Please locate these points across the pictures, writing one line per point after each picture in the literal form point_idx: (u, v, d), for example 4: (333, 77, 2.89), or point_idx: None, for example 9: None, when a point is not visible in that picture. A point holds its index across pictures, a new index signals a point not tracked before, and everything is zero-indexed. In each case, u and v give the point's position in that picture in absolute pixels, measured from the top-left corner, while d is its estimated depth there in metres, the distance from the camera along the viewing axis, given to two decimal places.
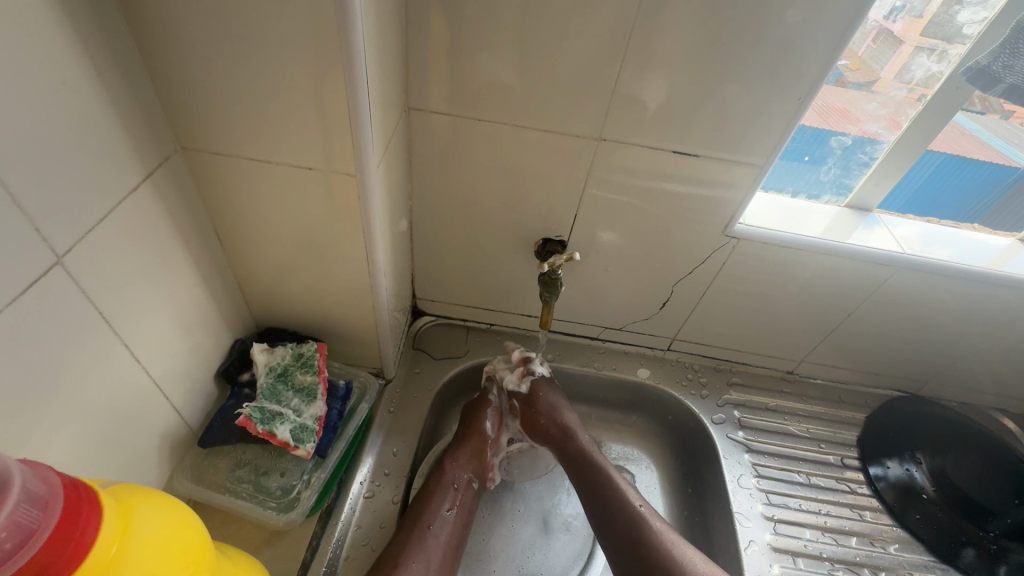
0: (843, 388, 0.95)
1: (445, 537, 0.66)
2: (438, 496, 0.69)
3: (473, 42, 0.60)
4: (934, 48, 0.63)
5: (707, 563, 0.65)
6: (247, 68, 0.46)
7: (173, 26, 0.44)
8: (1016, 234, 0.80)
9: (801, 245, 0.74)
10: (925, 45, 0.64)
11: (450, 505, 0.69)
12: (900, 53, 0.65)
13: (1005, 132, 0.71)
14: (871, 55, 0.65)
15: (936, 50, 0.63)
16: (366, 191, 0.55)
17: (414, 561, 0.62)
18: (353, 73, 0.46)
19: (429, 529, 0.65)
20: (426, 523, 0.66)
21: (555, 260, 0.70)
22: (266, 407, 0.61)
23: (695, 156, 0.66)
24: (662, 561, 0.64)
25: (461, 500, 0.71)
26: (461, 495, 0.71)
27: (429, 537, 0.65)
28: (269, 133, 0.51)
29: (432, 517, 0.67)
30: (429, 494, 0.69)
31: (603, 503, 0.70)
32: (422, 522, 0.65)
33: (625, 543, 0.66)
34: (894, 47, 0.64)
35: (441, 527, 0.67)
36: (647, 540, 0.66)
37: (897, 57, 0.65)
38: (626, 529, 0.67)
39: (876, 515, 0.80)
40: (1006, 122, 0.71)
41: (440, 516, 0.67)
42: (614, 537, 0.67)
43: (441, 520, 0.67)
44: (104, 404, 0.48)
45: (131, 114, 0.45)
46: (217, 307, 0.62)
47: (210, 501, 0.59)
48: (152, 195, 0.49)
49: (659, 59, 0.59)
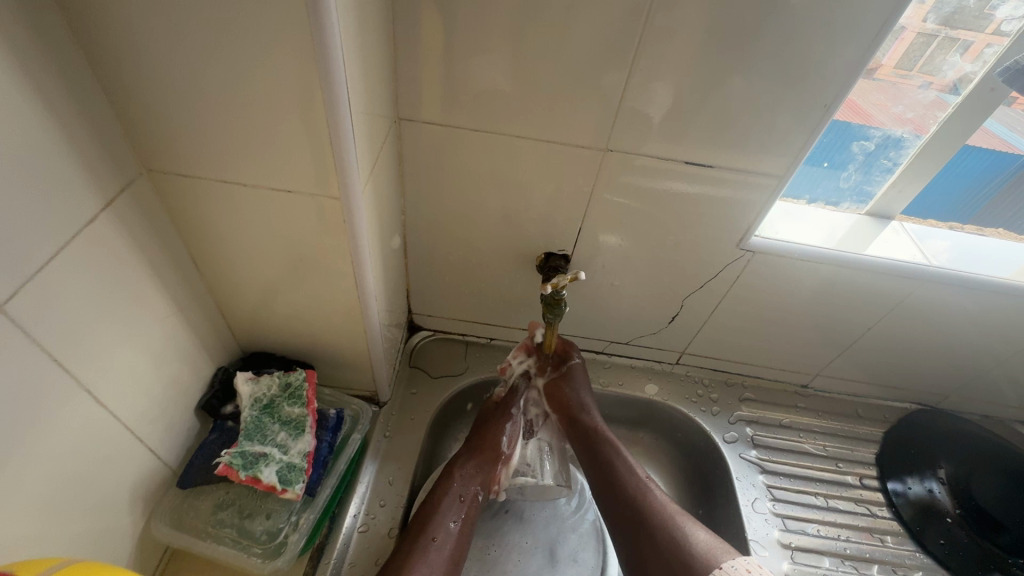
0: (861, 402, 0.91)
1: (448, 550, 0.63)
2: (444, 507, 0.66)
3: (465, 48, 0.55)
4: (935, 33, 0.58)
5: (714, 536, 0.62)
6: (215, 88, 0.42)
7: (130, 43, 0.39)
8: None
9: (821, 259, 0.70)
10: (927, 31, 0.58)
11: (456, 516, 0.66)
12: (901, 39, 0.58)
13: (1008, 119, 0.64)
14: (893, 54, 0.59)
15: (937, 36, 0.58)
16: (352, 214, 0.50)
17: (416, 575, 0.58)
18: (333, 92, 0.41)
19: (433, 542, 0.62)
20: (430, 535, 0.63)
21: (558, 281, 0.66)
22: (248, 450, 0.58)
23: (709, 166, 0.62)
24: (666, 532, 0.62)
25: (467, 512, 0.68)
26: (468, 507, 0.68)
27: (432, 549, 0.61)
28: (241, 153, 0.46)
29: (437, 528, 0.64)
30: (434, 505, 0.66)
31: (609, 478, 0.69)
32: (426, 533, 0.62)
33: (629, 517, 0.65)
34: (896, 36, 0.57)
35: (444, 539, 0.63)
36: (653, 512, 0.64)
37: (900, 44, 0.58)
38: (629, 503, 0.66)
39: (898, 540, 0.77)
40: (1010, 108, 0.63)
41: (444, 528, 0.64)
42: (616, 510, 0.66)
43: (445, 533, 0.64)
44: (64, 454, 0.44)
45: (85, 141, 0.41)
46: (194, 336, 0.58)
47: (192, 547, 0.57)
48: (114, 227, 0.45)
49: (667, 67, 0.54)
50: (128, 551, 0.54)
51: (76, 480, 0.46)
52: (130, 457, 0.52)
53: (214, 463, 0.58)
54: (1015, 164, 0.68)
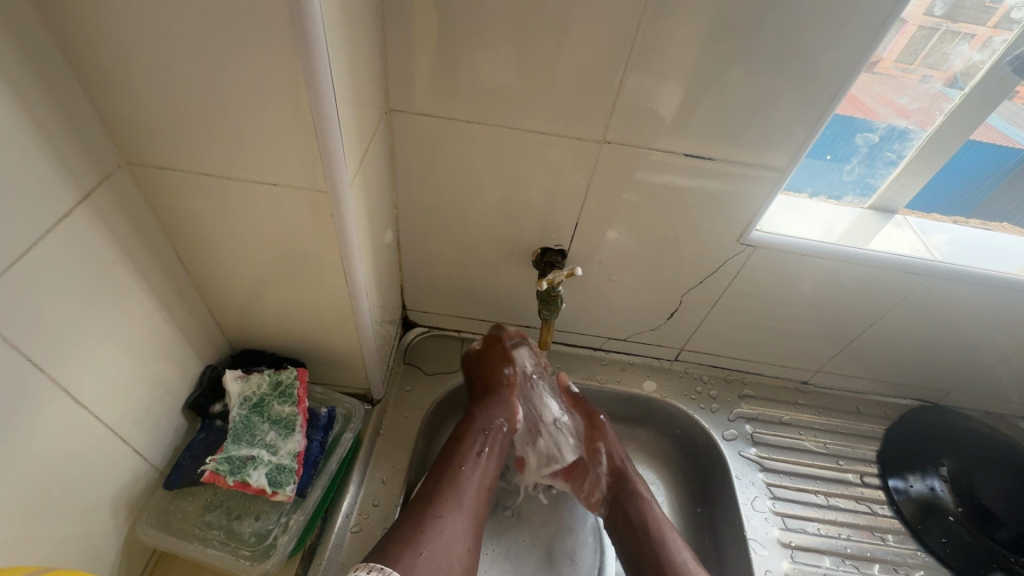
0: (862, 398, 0.90)
1: (478, 479, 0.64)
2: (470, 440, 0.67)
3: (457, 35, 0.53)
4: (937, 26, 0.56)
5: None
6: (195, 79, 0.40)
7: (104, 33, 0.38)
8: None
9: (824, 254, 0.68)
10: (927, 24, 0.56)
11: (483, 448, 0.67)
12: (903, 33, 0.56)
13: (1009, 113, 0.62)
14: (901, 52, 0.58)
15: (938, 29, 0.56)
16: (340, 209, 0.49)
17: (448, 501, 0.60)
18: (317, 84, 0.40)
19: (461, 473, 0.64)
20: (457, 466, 0.65)
21: (554, 277, 0.65)
22: (235, 454, 0.57)
23: (710, 159, 0.61)
24: None
25: (494, 443, 0.68)
26: (493, 438, 0.69)
27: (462, 479, 0.63)
28: (223, 145, 0.45)
29: (465, 459, 0.65)
30: (460, 440, 0.68)
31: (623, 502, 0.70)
32: (453, 465, 0.64)
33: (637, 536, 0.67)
34: (897, 30, 0.55)
35: (473, 470, 0.65)
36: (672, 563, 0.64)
37: (900, 39, 0.56)
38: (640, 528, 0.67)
39: (899, 538, 0.76)
40: (1011, 103, 0.61)
41: (471, 459, 0.66)
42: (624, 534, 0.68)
43: (478, 466, 0.65)
44: (42, 456, 0.43)
45: (59, 134, 0.40)
46: (178, 334, 0.57)
47: (179, 550, 0.56)
48: (92, 224, 0.44)
49: (664, 60, 0.53)
50: (113, 553, 0.53)
51: (56, 484, 0.45)
52: (114, 459, 0.51)
53: (201, 471, 0.57)
54: (1020, 155, 0.66)
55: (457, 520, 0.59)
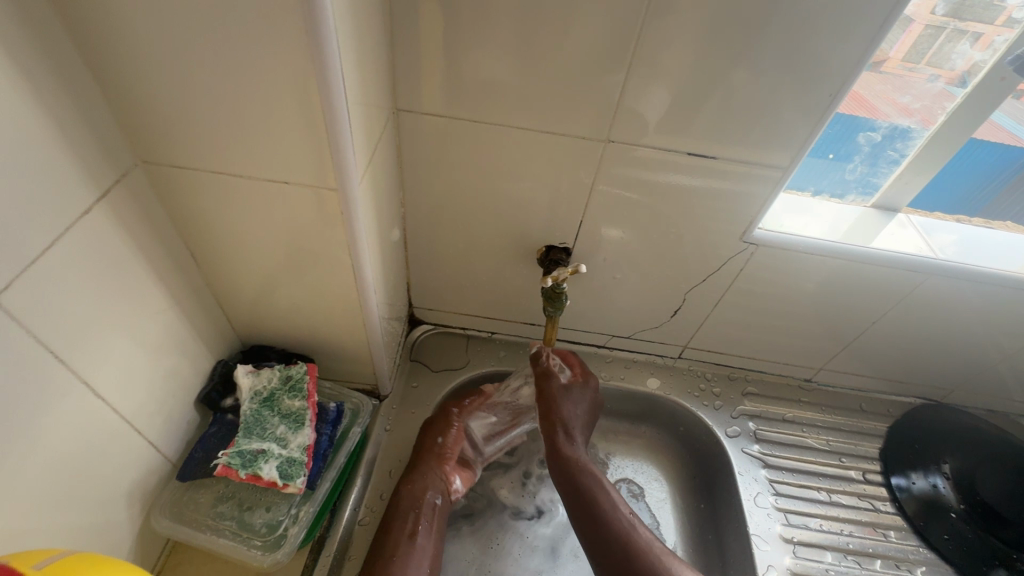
0: (865, 396, 0.90)
1: (415, 566, 0.61)
2: (399, 521, 0.63)
3: (463, 36, 0.54)
4: (944, 25, 0.57)
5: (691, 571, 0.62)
6: (209, 80, 0.42)
7: (123, 36, 0.39)
8: None
9: (826, 252, 0.69)
10: (934, 24, 0.56)
11: (415, 528, 0.63)
12: (909, 32, 0.57)
13: (1016, 112, 0.63)
14: (906, 50, 0.58)
15: (946, 28, 0.57)
16: (349, 207, 0.50)
17: None
18: (329, 86, 0.41)
19: (397, 559, 0.60)
20: (391, 553, 0.60)
21: (559, 274, 0.66)
22: (246, 448, 0.59)
23: (713, 158, 0.61)
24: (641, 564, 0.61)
25: (428, 521, 0.65)
26: (427, 516, 0.65)
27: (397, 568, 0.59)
28: (235, 145, 0.46)
29: (398, 544, 0.61)
30: (387, 521, 0.63)
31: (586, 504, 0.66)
32: (385, 553, 0.60)
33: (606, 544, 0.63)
34: (905, 27, 0.56)
35: (410, 555, 0.61)
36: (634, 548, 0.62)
37: (907, 38, 0.57)
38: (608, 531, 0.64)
39: (901, 535, 0.76)
40: (1017, 101, 0.62)
41: (406, 543, 0.62)
42: (589, 535, 0.65)
43: (415, 550, 0.62)
44: (61, 446, 0.44)
45: (79, 134, 0.41)
46: (191, 329, 0.58)
47: (192, 540, 0.57)
48: (110, 221, 0.45)
49: (667, 61, 0.54)
50: (129, 543, 0.55)
51: (74, 473, 0.46)
52: (129, 450, 0.52)
53: (213, 464, 0.58)
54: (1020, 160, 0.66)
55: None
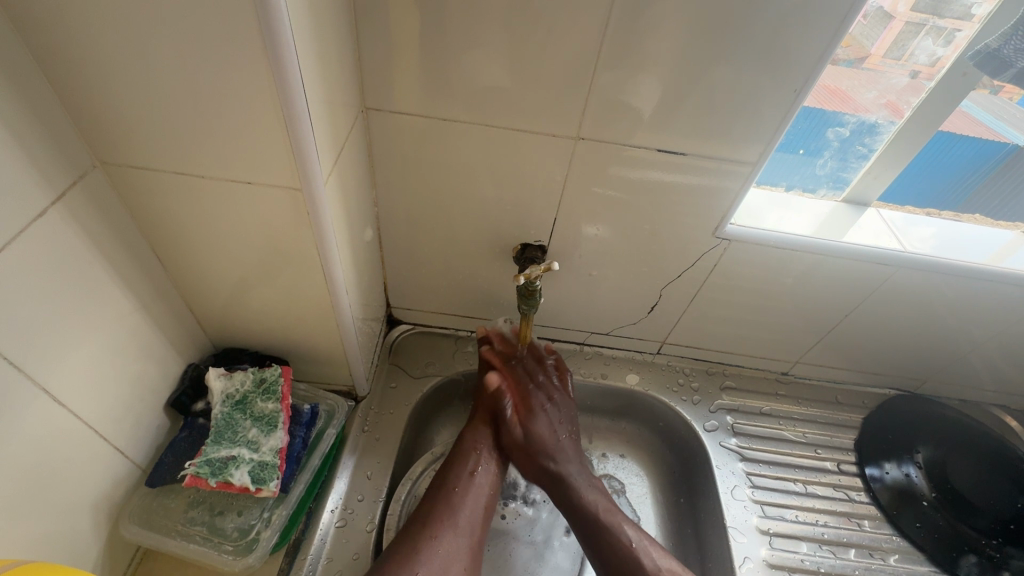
0: (840, 388, 0.91)
1: (474, 497, 0.68)
2: (461, 460, 0.71)
3: (428, 35, 0.54)
4: (924, 22, 0.58)
5: None
6: (164, 79, 0.41)
7: (72, 33, 0.38)
8: (996, 222, 0.76)
9: (798, 246, 0.70)
10: (916, 20, 0.58)
11: (474, 467, 0.71)
12: (890, 29, 0.58)
13: (993, 108, 0.65)
14: (865, 31, 0.57)
15: (925, 25, 0.58)
16: (316, 207, 0.50)
17: (442, 521, 0.63)
18: (287, 81, 0.41)
19: (457, 491, 0.67)
20: (450, 487, 0.67)
21: (531, 271, 0.65)
22: (216, 456, 0.58)
23: (683, 154, 0.62)
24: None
25: (485, 462, 0.72)
26: (484, 457, 0.72)
27: (455, 496, 0.67)
28: (194, 145, 0.45)
29: (457, 479, 0.69)
30: (451, 461, 0.71)
31: (597, 533, 0.67)
32: (446, 486, 0.67)
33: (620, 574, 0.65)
34: (884, 24, 0.57)
35: (469, 487, 0.68)
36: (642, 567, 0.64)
37: (888, 34, 0.58)
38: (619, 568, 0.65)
39: (875, 524, 0.78)
40: (995, 97, 0.64)
41: (464, 478, 0.69)
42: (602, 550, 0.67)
43: (474, 485, 0.69)
44: (22, 454, 0.43)
45: (32, 136, 0.40)
46: (157, 333, 0.57)
47: (161, 546, 0.57)
48: (67, 224, 0.44)
49: (633, 59, 0.54)
50: (95, 552, 0.54)
51: (35, 482, 0.45)
52: (95, 457, 0.51)
53: (182, 473, 0.58)
54: (988, 154, 0.68)
55: (454, 539, 0.63)
